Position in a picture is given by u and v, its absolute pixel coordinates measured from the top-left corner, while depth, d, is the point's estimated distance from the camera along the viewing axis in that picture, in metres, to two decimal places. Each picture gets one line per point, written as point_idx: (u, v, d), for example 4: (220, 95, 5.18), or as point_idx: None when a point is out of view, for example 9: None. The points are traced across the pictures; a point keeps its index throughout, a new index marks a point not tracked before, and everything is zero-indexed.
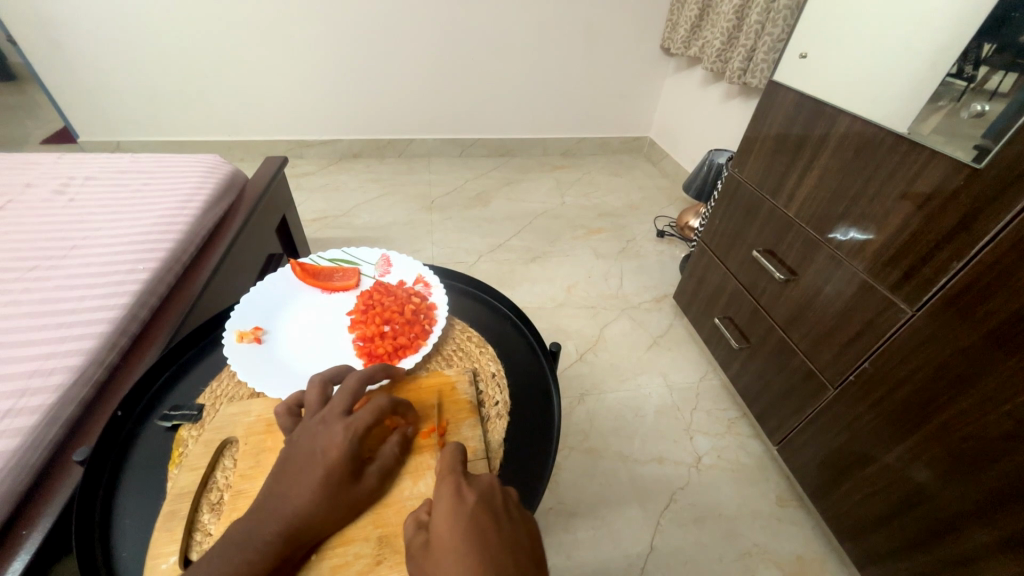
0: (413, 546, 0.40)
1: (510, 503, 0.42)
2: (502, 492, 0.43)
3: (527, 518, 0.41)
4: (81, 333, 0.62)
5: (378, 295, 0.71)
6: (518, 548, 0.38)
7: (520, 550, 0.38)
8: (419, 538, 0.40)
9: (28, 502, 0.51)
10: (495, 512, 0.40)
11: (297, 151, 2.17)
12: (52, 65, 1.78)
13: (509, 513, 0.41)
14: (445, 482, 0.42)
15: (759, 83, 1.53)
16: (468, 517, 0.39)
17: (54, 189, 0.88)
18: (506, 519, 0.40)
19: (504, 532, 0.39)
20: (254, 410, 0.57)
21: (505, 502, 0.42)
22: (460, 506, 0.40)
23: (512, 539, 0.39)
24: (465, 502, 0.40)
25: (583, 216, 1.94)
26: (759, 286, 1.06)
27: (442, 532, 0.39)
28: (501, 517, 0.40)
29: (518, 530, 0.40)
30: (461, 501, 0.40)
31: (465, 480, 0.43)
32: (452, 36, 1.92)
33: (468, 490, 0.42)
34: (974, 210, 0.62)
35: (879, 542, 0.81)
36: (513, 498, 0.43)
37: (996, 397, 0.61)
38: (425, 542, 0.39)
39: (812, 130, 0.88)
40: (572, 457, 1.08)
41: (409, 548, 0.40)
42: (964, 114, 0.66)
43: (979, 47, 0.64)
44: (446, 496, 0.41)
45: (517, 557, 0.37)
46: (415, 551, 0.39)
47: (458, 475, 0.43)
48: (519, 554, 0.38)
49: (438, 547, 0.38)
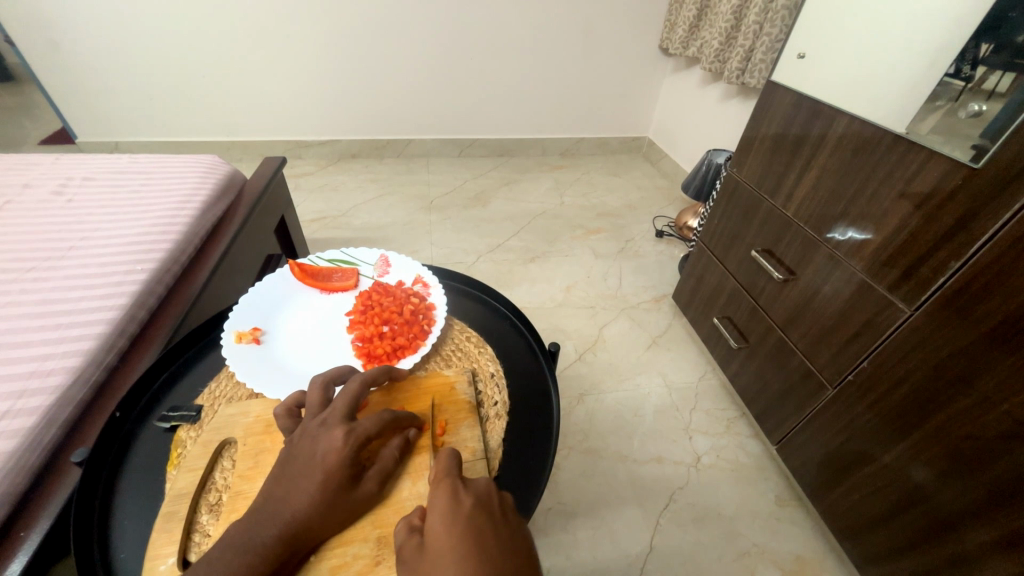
0: (405, 549, 0.39)
1: (507, 508, 0.42)
2: (498, 497, 0.43)
3: (522, 524, 0.41)
4: (80, 334, 0.62)
5: (377, 295, 0.71)
6: (514, 551, 0.38)
7: (516, 555, 0.38)
8: (411, 543, 0.40)
9: (26, 502, 0.51)
10: (491, 517, 0.40)
11: (295, 151, 2.17)
12: (50, 65, 1.78)
13: (506, 518, 0.41)
14: (441, 485, 0.42)
15: (757, 83, 1.53)
16: (463, 520, 0.39)
17: (52, 190, 0.88)
18: (503, 524, 0.40)
19: (501, 536, 0.39)
20: (252, 411, 0.57)
21: (502, 507, 0.42)
22: (456, 511, 0.40)
23: (508, 543, 0.38)
24: (460, 506, 0.40)
25: (582, 216, 1.94)
26: (758, 286, 1.06)
27: (437, 535, 0.39)
28: (497, 521, 0.40)
29: (514, 536, 0.40)
30: (457, 505, 0.41)
31: (461, 484, 0.43)
32: (451, 37, 1.92)
33: (464, 494, 0.42)
34: (972, 210, 0.63)
35: (878, 541, 0.81)
36: (509, 504, 0.43)
37: (994, 396, 0.61)
38: (417, 546, 0.39)
39: (810, 129, 0.88)
40: (572, 457, 1.08)
41: (400, 552, 0.39)
42: (961, 114, 0.66)
43: (977, 47, 0.65)
44: (441, 499, 0.41)
45: (512, 559, 0.37)
46: (408, 555, 0.39)
47: (455, 479, 0.43)
48: (516, 557, 0.38)
49: (432, 551, 0.38)
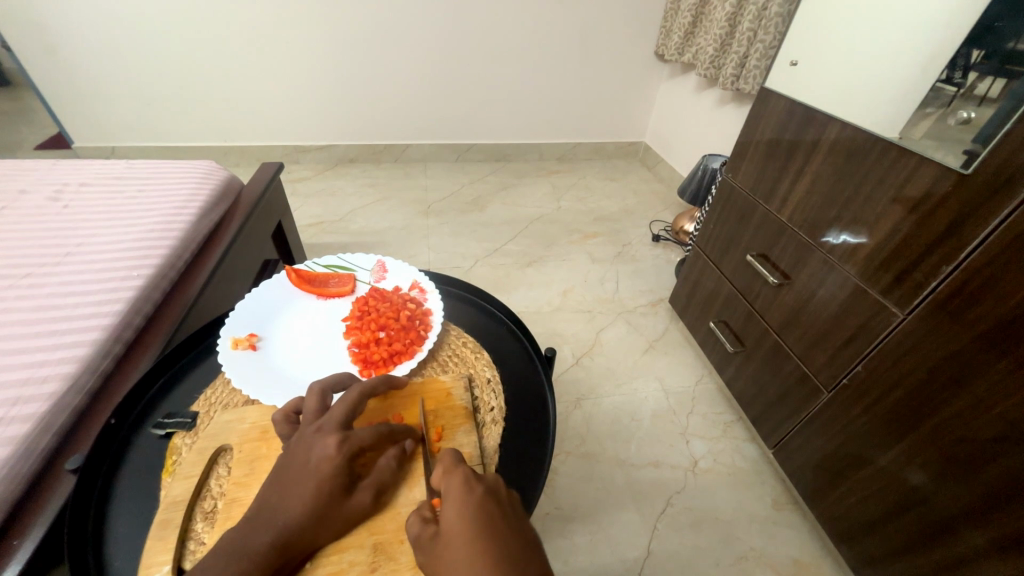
0: (422, 540, 0.40)
1: (516, 502, 0.42)
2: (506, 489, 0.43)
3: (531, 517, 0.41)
4: (75, 341, 0.62)
5: (373, 301, 0.71)
6: (526, 548, 0.38)
7: (528, 550, 0.38)
8: (427, 532, 0.40)
9: (20, 510, 0.51)
10: (501, 508, 0.41)
11: (292, 156, 2.17)
12: (45, 71, 1.78)
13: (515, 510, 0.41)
14: (454, 476, 0.42)
15: (751, 89, 1.54)
16: (475, 511, 0.39)
17: (49, 196, 0.88)
18: (514, 518, 0.40)
19: (513, 531, 0.39)
20: (248, 418, 0.57)
21: (511, 500, 0.42)
22: (469, 502, 0.40)
23: (520, 538, 0.39)
24: (471, 496, 0.40)
25: (579, 220, 1.95)
26: (754, 290, 1.06)
27: (451, 527, 0.39)
28: (507, 513, 0.40)
29: (524, 530, 0.40)
30: (471, 495, 0.40)
31: (472, 473, 0.43)
32: (449, 43, 1.94)
33: (476, 485, 0.42)
34: (962, 216, 0.63)
35: (874, 544, 0.81)
36: (516, 497, 0.43)
37: (986, 400, 0.61)
38: (433, 536, 0.40)
39: (803, 135, 0.88)
40: (569, 461, 1.08)
41: (417, 542, 0.40)
42: (952, 121, 0.69)
43: (968, 54, 0.70)
44: (456, 489, 0.41)
45: (523, 553, 0.38)
46: (425, 545, 0.39)
47: (466, 469, 0.43)
48: (529, 554, 0.38)
49: (447, 541, 0.38)
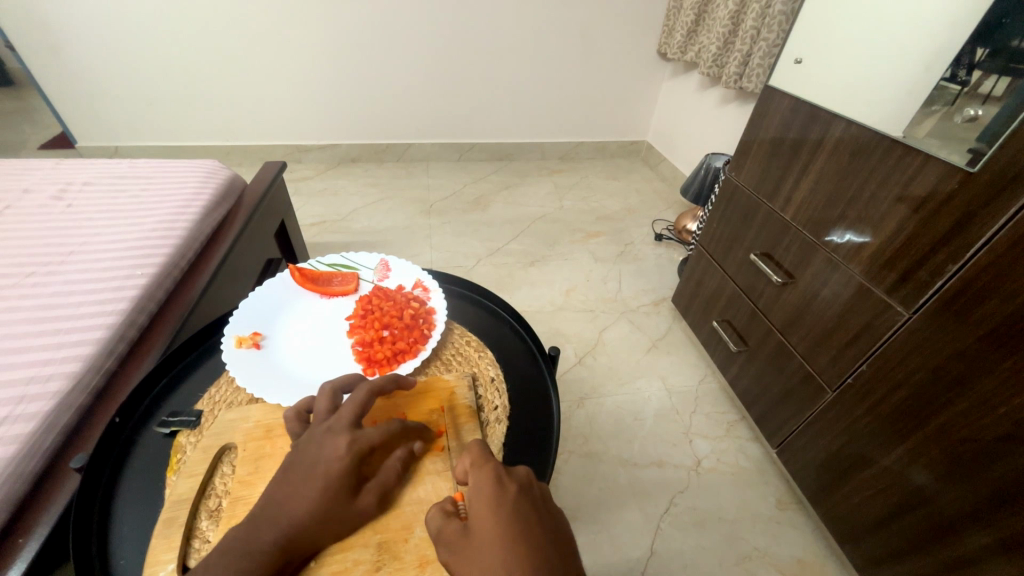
0: (445, 533, 0.40)
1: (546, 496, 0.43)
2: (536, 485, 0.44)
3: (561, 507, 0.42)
4: (79, 339, 0.62)
5: (376, 299, 0.71)
6: (559, 544, 0.39)
7: (560, 544, 0.39)
8: (452, 526, 0.40)
9: (25, 508, 0.51)
10: (534, 503, 0.41)
11: (294, 156, 2.17)
12: (48, 71, 1.79)
13: (547, 504, 0.42)
14: (485, 472, 0.43)
15: (754, 88, 1.54)
16: (510, 507, 0.40)
17: (53, 195, 0.88)
18: (545, 513, 0.41)
19: (546, 526, 0.40)
20: (252, 416, 0.57)
21: (542, 495, 0.43)
22: (502, 498, 0.40)
23: (552, 531, 0.39)
24: (506, 491, 0.41)
25: (581, 220, 1.95)
26: (757, 289, 1.06)
27: (484, 524, 0.39)
28: (539, 508, 0.41)
29: (557, 525, 0.41)
30: (504, 492, 0.41)
31: (503, 469, 0.43)
32: (451, 42, 1.94)
33: (508, 480, 0.42)
34: (967, 214, 0.63)
35: (879, 544, 0.81)
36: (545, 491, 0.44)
37: (992, 399, 0.61)
38: (460, 529, 0.40)
39: (807, 134, 0.88)
40: (572, 461, 1.08)
41: (439, 535, 0.40)
42: (957, 118, 0.69)
43: (972, 52, 0.68)
44: (487, 485, 0.41)
45: (557, 548, 0.38)
46: (450, 538, 0.40)
47: (498, 464, 0.44)
48: (563, 548, 0.39)
49: (479, 531, 0.39)
